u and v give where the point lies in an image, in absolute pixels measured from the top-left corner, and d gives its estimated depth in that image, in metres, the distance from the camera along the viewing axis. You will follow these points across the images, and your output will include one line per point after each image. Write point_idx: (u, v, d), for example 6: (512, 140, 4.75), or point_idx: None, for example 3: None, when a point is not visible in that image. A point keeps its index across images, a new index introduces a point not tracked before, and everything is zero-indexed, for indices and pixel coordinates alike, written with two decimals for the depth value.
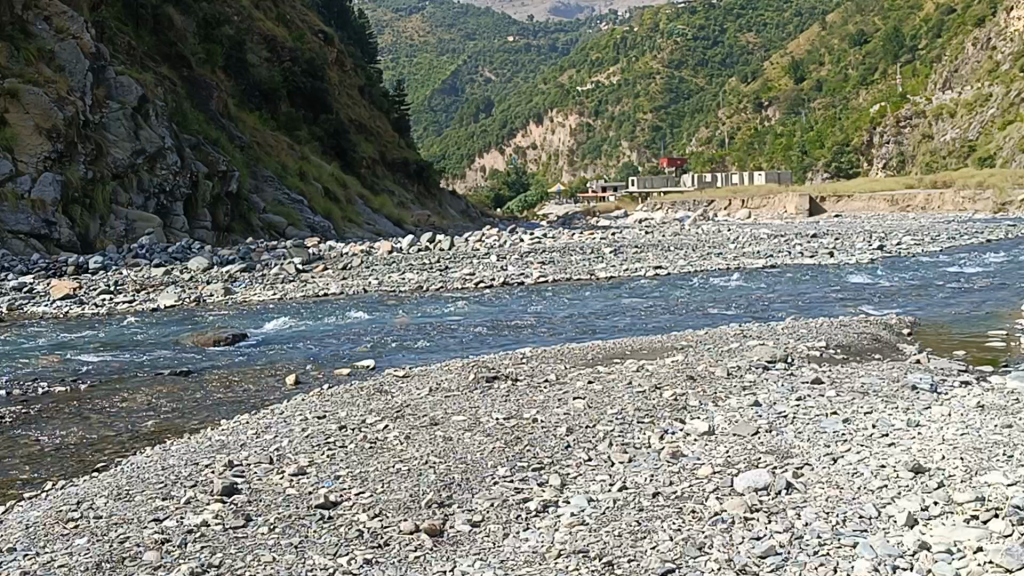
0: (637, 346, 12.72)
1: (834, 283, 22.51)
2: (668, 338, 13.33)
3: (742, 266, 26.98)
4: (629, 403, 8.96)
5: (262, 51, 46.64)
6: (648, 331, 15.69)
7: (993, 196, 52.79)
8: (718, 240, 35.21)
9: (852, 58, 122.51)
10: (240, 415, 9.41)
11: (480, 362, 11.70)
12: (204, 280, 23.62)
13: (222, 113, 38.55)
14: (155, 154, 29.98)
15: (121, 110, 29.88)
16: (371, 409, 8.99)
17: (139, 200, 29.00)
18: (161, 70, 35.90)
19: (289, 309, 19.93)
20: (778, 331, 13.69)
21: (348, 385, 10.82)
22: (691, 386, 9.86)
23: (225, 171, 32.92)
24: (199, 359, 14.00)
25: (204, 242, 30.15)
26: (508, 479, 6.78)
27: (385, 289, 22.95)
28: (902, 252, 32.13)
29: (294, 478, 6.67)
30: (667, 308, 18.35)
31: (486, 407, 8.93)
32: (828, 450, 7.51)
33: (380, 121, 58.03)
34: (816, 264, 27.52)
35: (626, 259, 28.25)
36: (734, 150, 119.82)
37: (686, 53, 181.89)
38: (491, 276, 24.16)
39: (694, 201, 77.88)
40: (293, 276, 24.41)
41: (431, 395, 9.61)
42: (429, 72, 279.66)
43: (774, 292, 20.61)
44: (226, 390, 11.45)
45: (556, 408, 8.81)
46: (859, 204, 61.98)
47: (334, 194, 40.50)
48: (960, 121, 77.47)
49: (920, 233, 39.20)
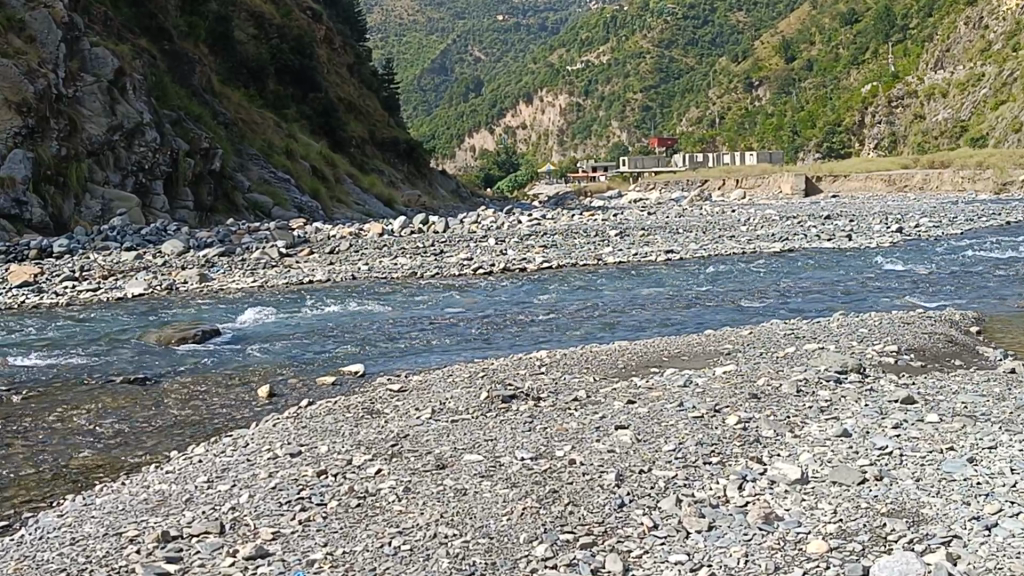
0: (676, 350, 10.75)
1: (863, 269, 20.64)
2: (709, 340, 11.42)
3: (756, 250, 25.13)
4: (687, 436, 7.07)
5: (249, 28, 44.64)
6: (678, 328, 13.71)
7: (993, 175, 50.93)
8: (727, 222, 33.35)
9: (843, 37, 120.61)
10: (195, 450, 7.48)
11: (490, 371, 9.74)
12: (178, 265, 21.61)
13: (205, 89, 36.50)
14: (132, 131, 27.96)
15: (97, 83, 27.83)
16: (359, 443, 7.09)
17: (116, 178, 27.01)
18: (140, 42, 33.80)
19: (270, 299, 17.98)
20: (834, 329, 11.78)
21: (330, 402, 8.87)
22: (756, 407, 7.96)
23: (208, 149, 30.90)
24: (163, 363, 12.04)
25: (185, 224, 28.17)
26: (550, 563, 4.91)
27: (376, 275, 21.01)
28: (921, 235, 30.26)
29: (248, 567, 4.81)
30: (692, 299, 16.42)
31: (508, 442, 7.01)
32: (974, 513, 5.61)
33: (369, 99, 55.95)
34: (834, 248, 25.64)
35: (633, 242, 26.36)
36: (725, 130, 117.97)
37: (676, 31, 179.42)
38: (491, 261, 22.24)
39: (689, 181, 76.00)
40: (275, 262, 22.41)
41: (434, 422, 7.67)
42: (418, 51, 277.03)
43: (803, 281, 18.70)
44: (187, 406, 9.48)
45: (595, 443, 6.92)
46: (856, 183, 60.53)
47: (322, 173, 38.47)
48: (952, 100, 75.66)
49: (935, 215, 37.30)
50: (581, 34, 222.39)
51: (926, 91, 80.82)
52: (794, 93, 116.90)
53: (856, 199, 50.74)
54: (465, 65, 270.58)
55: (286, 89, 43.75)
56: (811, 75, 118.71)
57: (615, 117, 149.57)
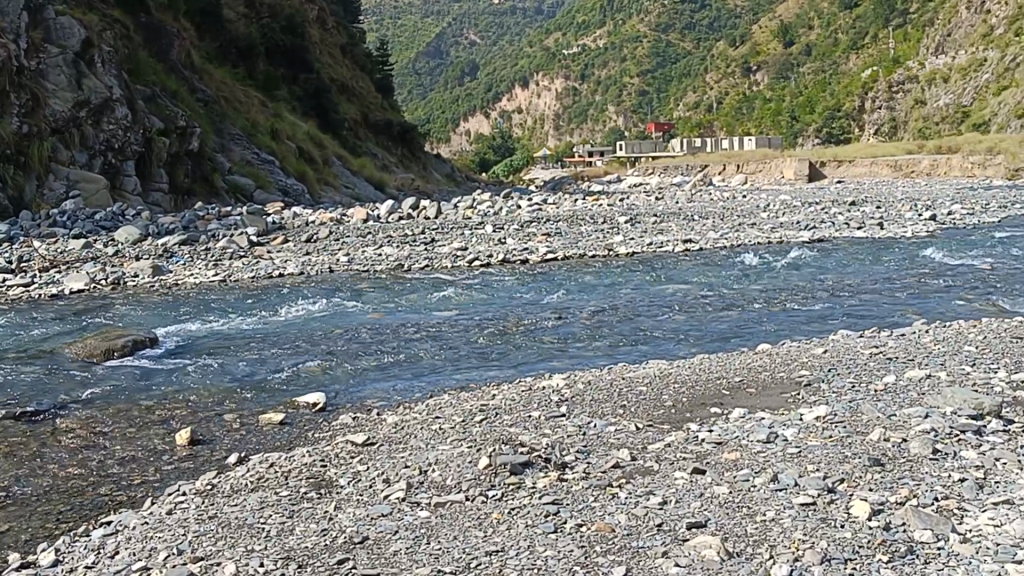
0: (738, 379, 8.10)
1: (906, 264, 18.07)
2: (776, 362, 8.81)
3: (783, 240, 22.61)
4: (799, 550, 4.50)
5: (239, 7, 41.83)
6: (723, 340, 11.06)
7: (1005, 161, 48.19)
8: (745, 208, 30.65)
9: (842, 22, 117.66)
10: (48, 553, 4.94)
11: (494, 413, 7.13)
12: (131, 254, 19.00)
13: (185, 65, 33.78)
14: (101, 107, 25.24)
15: (62, 55, 25.05)
16: (293, 562, 4.52)
17: (83, 158, 24.38)
18: (113, 13, 31.03)
19: (231, 297, 15.39)
20: (930, 347, 9.21)
21: (277, 462, 6.28)
22: (887, 487, 5.36)
23: (185, 127, 28.18)
24: (73, 387, 9.40)
25: (159, 209, 25.60)
26: None
27: (357, 267, 18.44)
28: (958, 223, 27.57)
29: None
30: (727, 302, 13.80)
31: (523, 558, 4.44)
32: None
33: (363, 82, 53.29)
34: (868, 238, 23.05)
35: (645, 230, 23.82)
36: (723, 115, 115.18)
37: (673, 15, 176.06)
38: (488, 253, 19.67)
39: (689, 167, 73.34)
40: (244, 251, 19.79)
41: (413, 513, 5.09)
42: (412, 34, 273.29)
43: (850, 278, 16.13)
44: (79, 460, 6.90)
45: (660, 567, 4.34)
46: (861, 169, 57.85)
47: (309, 153, 35.75)
48: (954, 85, 72.83)
49: (963, 201, 34.69)
50: (578, 19, 218.86)
51: (927, 76, 77.93)
52: (792, 78, 114.11)
53: (862, 185, 48.13)
54: (461, 50, 267.06)
55: (276, 70, 41.09)
56: (810, 59, 115.80)
57: (611, 102, 146.76)
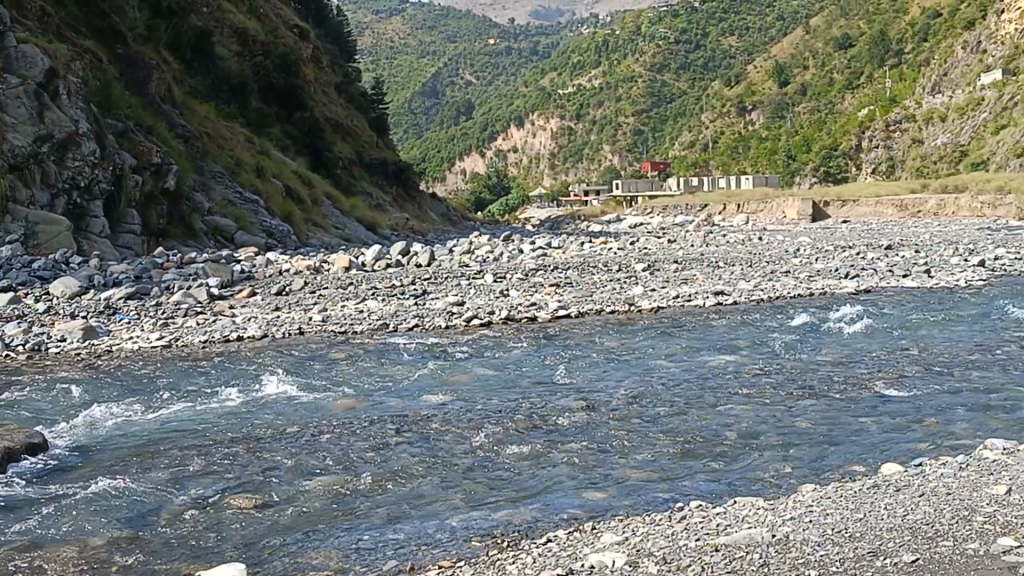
0: (907, 554, 5.01)
1: (983, 325, 15.03)
2: (947, 508, 5.73)
3: (825, 292, 19.62)
4: None
5: (231, 44, 38.82)
6: (817, 448, 8.01)
7: (1018, 201, 45.10)
8: (774, 254, 27.58)
9: (837, 62, 115.63)
10: None
11: None
12: (65, 311, 15.99)
13: (165, 99, 30.71)
14: (65, 141, 22.06)
15: (23, 85, 21.81)
16: None
17: (44, 198, 21.23)
18: (86, 43, 27.92)
19: (175, 370, 12.35)
20: None
21: None
22: None
23: (160, 165, 25.15)
24: None
25: (130, 254, 22.50)
26: None
27: (331, 328, 15.39)
28: (1008, 270, 24.53)
29: None
30: (795, 381, 10.80)
31: None
32: None
33: (359, 121, 50.53)
34: (918, 290, 20.02)
35: (665, 279, 20.84)
36: (718, 155, 111.16)
37: (666, 54, 173.85)
38: (489, 308, 16.65)
39: (688, 206, 70.43)
40: (201, 307, 16.79)
41: None
42: (408, 74, 271.51)
43: (930, 346, 13.11)
44: None
45: None
46: (866, 209, 53.83)
47: (297, 193, 32.85)
48: (952, 124, 69.92)
49: (1001, 244, 31.56)
50: (572, 58, 217.35)
51: (925, 115, 75.13)
52: (788, 117, 111.69)
53: (869, 227, 45.14)
54: (457, 90, 265.12)
55: (267, 108, 38.13)
56: (806, 98, 113.41)
57: (606, 141, 144.25)
